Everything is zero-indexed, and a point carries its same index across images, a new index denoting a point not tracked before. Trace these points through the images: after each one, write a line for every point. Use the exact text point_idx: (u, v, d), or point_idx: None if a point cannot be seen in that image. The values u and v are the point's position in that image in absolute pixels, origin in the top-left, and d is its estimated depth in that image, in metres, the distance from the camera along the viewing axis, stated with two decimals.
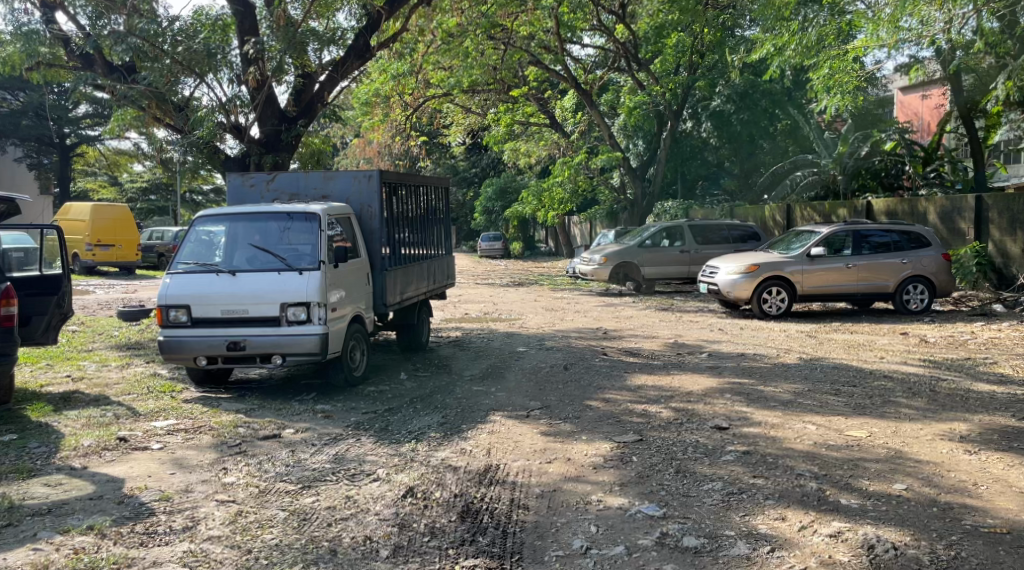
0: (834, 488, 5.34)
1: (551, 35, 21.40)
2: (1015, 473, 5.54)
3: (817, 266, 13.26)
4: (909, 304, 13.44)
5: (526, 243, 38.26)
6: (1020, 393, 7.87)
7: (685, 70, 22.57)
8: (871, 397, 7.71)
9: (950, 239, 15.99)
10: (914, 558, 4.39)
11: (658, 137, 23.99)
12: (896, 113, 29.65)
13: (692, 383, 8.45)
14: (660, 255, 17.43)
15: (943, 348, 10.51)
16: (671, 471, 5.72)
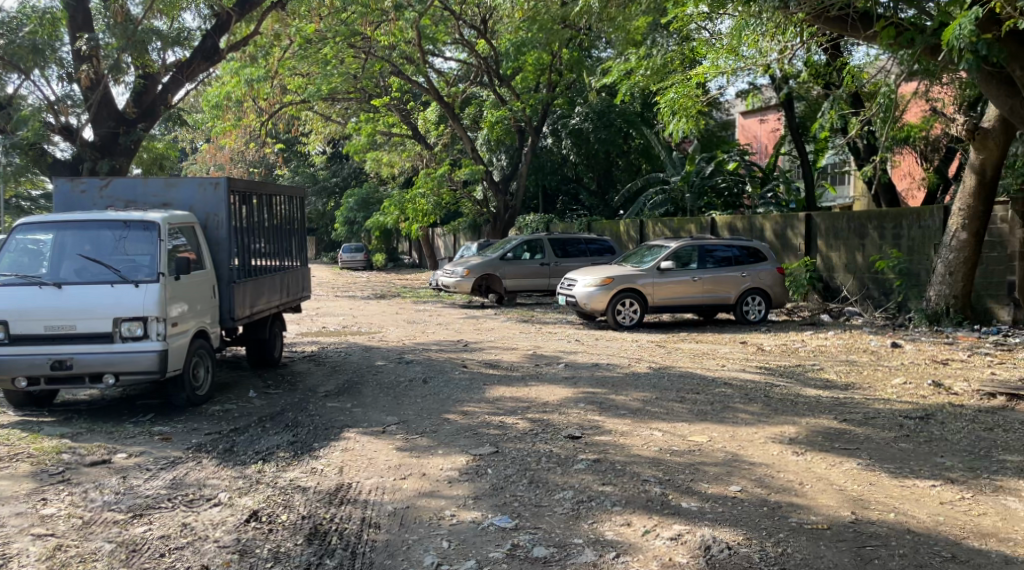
0: (676, 492, 5.56)
1: (412, 46, 20.90)
2: (837, 472, 5.93)
3: (667, 279, 13.82)
4: (748, 315, 14.23)
5: (389, 255, 37.95)
6: (843, 397, 8.49)
7: (545, 87, 23.07)
8: (713, 404, 8.10)
9: (784, 254, 17.10)
10: (745, 556, 4.62)
11: (520, 153, 24.43)
12: (737, 135, 31.57)
13: (548, 393, 8.60)
14: (520, 268, 17.66)
15: (777, 355, 11.20)
16: (524, 482, 5.78)
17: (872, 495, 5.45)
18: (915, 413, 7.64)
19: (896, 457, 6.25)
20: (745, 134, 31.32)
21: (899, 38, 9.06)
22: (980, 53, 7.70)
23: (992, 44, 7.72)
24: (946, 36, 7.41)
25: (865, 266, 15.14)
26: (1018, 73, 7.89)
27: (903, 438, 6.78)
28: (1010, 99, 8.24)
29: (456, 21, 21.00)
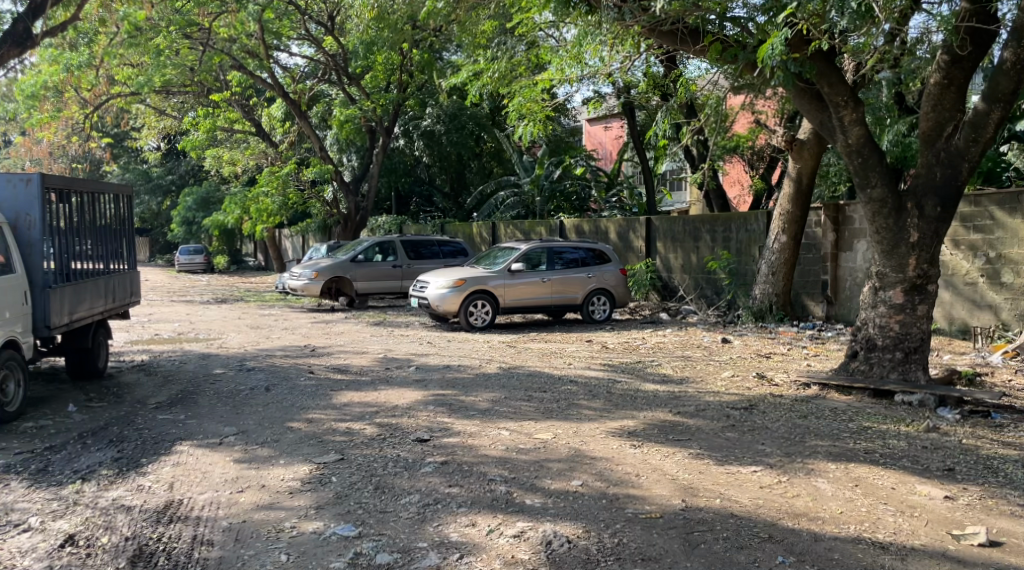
0: (520, 490, 5.63)
1: (255, 39, 20.18)
2: (671, 463, 6.20)
3: (517, 280, 13.99)
4: (594, 314, 14.67)
5: (231, 257, 36.47)
6: (679, 390, 8.89)
7: (395, 88, 22.78)
8: (558, 402, 8.28)
9: (626, 255, 17.77)
10: (584, 549, 4.74)
11: (371, 153, 24.16)
12: (584, 142, 32.48)
13: (397, 397, 8.51)
14: (373, 270, 17.40)
15: (620, 353, 11.60)
16: (370, 488, 5.69)
17: (701, 483, 5.74)
18: (740, 403, 8.11)
19: (723, 446, 6.62)
20: (591, 140, 32.32)
21: (724, 54, 9.68)
22: (792, 70, 8.33)
23: (802, 62, 8.36)
24: (761, 54, 7.96)
25: (698, 267, 15.98)
26: (826, 90, 8.52)
27: (730, 427, 7.17)
28: (819, 113, 8.85)
29: (302, 16, 20.70)
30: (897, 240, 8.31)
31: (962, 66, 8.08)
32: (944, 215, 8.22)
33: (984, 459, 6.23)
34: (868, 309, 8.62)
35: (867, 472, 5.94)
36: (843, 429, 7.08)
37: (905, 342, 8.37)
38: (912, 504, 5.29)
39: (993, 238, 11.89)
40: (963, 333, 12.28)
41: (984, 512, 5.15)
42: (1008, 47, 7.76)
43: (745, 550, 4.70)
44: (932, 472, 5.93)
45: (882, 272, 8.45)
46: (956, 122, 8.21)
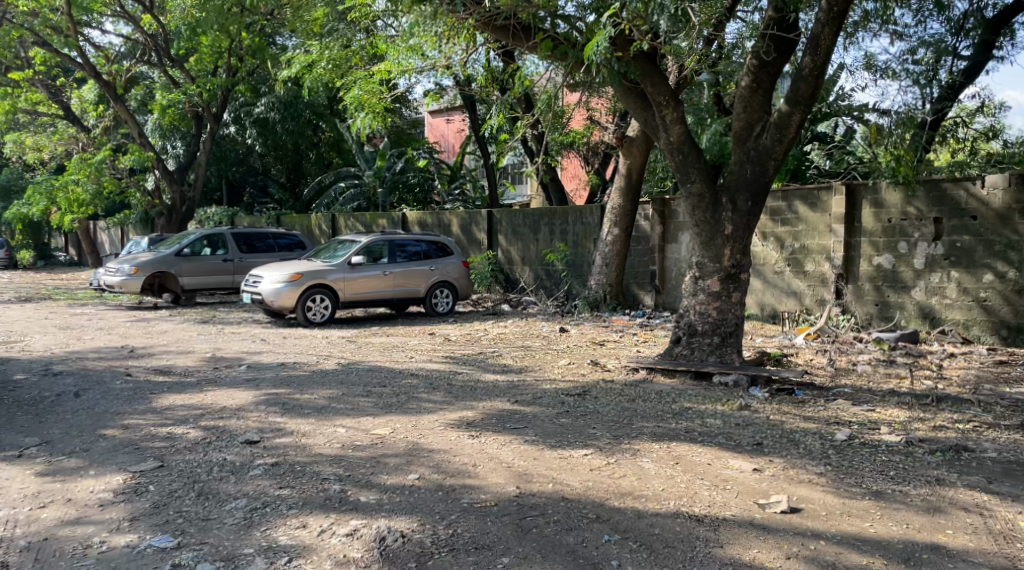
0: (355, 488, 5.53)
1: (62, 15, 18.84)
2: (506, 451, 6.29)
3: (358, 274, 13.70)
4: (437, 307, 14.66)
5: (38, 252, 33.66)
6: (517, 380, 9.04)
7: (223, 73, 21.65)
8: (397, 396, 8.20)
9: (468, 247, 17.88)
10: (418, 542, 4.73)
11: (198, 141, 23.05)
12: (426, 134, 32.35)
13: (226, 398, 8.15)
14: (200, 265, 16.56)
15: (461, 344, 11.64)
16: (192, 496, 5.42)
17: (535, 469, 5.85)
18: (574, 390, 8.34)
19: (557, 432, 6.79)
20: (433, 133, 32.24)
21: (555, 52, 9.88)
22: (617, 69, 8.61)
23: (627, 62, 8.64)
24: (587, 52, 8.17)
25: (538, 258, 16.35)
26: (649, 89, 8.88)
27: (564, 414, 7.36)
28: (643, 111, 9.20)
29: None
30: (714, 233, 8.81)
31: (768, 71, 8.67)
32: (754, 209, 8.79)
33: (789, 433, 6.72)
34: (689, 297, 9.07)
35: (686, 450, 6.26)
36: (667, 411, 7.42)
37: (722, 327, 8.90)
38: (726, 478, 5.64)
39: (798, 230, 12.83)
40: (773, 318, 13.21)
41: (787, 481, 5.56)
42: (807, 54, 8.38)
43: (574, 532, 4.84)
44: (743, 447, 6.33)
45: (701, 263, 8.91)
46: (764, 123, 8.80)
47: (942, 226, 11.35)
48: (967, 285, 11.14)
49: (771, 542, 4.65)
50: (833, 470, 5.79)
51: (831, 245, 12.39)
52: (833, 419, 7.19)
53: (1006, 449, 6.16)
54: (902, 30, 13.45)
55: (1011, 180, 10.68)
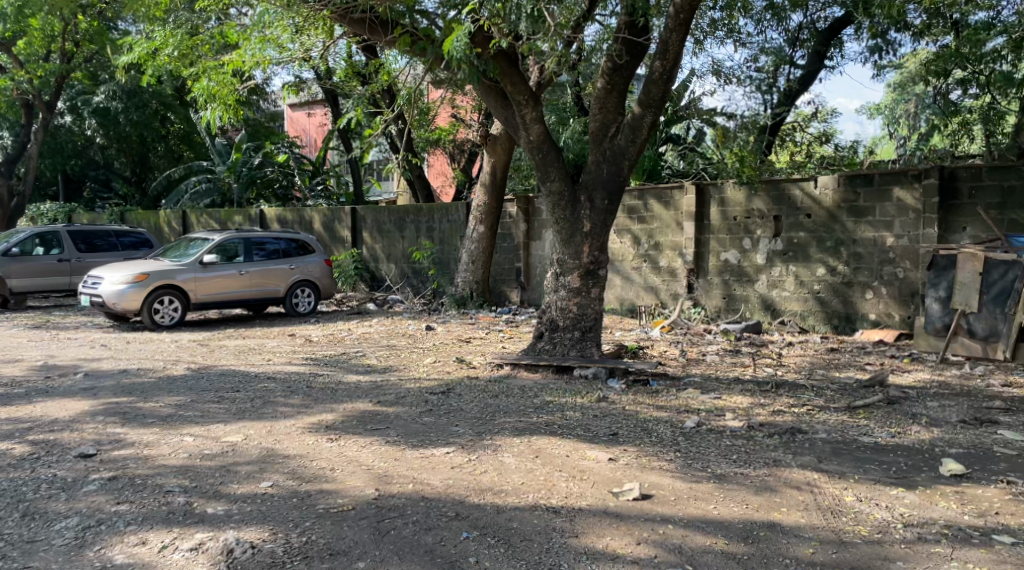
0: (202, 499, 5.32)
1: None
2: (366, 453, 6.22)
3: (210, 273, 13.16)
4: (298, 307, 14.31)
5: None
6: (380, 380, 8.94)
7: (58, 58, 20.18)
8: (252, 401, 7.95)
9: (330, 245, 17.55)
10: (268, 552, 4.59)
11: (29, 131, 21.49)
12: (286, 128, 31.51)
13: (59, 409, 7.65)
14: (31, 265, 15.48)
15: (323, 345, 11.41)
16: (16, 517, 5.06)
17: (394, 470, 5.80)
18: (438, 388, 8.34)
19: (418, 431, 6.76)
20: (294, 126, 31.45)
21: (414, 46, 9.72)
22: (477, 67, 8.57)
23: (486, 60, 8.64)
24: (446, 47, 8.05)
25: (403, 256, 16.25)
26: (509, 88, 8.93)
27: (427, 412, 7.35)
28: (504, 110, 9.27)
29: None
30: (573, 230, 9.01)
31: (621, 74, 8.92)
32: (611, 207, 9.06)
33: (642, 423, 6.97)
34: (551, 293, 9.24)
35: (546, 443, 6.38)
36: (530, 405, 7.55)
37: (581, 322, 9.12)
38: (583, 468, 5.78)
39: (654, 227, 13.30)
40: (631, 312, 13.66)
41: (640, 469, 5.76)
42: (657, 59, 8.69)
43: (432, 531, 4.83)
44: (600, 437, 6.51)
45: (561, 259, 9.10)
46: (618, 124, 9.06)
47: (781, 223, 12.07)
48: (803, 278, 11.89)
49: (624, 529, 4.79)
50: (682, 455, 6.05)
51: (683, 242, 12.93)
52: (683, 408, 7.52)
53: (836, 430, 6.63)
54: (746, 38, 14.20)
55: (840, 181, 11.47)
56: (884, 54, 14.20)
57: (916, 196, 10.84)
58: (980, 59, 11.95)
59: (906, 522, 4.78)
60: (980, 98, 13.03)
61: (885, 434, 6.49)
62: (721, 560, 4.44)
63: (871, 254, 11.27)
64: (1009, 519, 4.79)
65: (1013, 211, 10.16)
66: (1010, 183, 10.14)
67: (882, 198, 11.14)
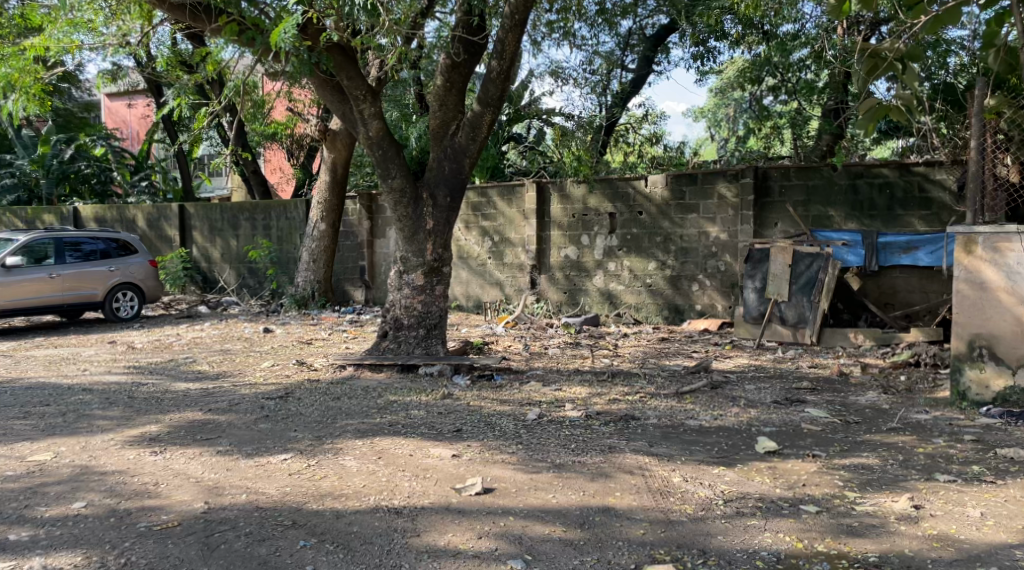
0: (4, 525, 4.93)
1: None
2: (194, 464, 5.95)
3: (16, 277, 12.15)
4: (119, 312, 13.51)
5: None
6: (211, 387, 8.58)
7: None
8: (64, 415, 7.42)
9: (158, 245, 16.67)
10: None
11: None
12: (103, 119, 29.46)
13: None
14: None
15: (149, 352, 10.82)
16: None
17: (226, 481, 5.58)
18: (275, 393, 8.10)
19: (253, 439, 6.54)
20: (112, 118, 29.48)
21: (241, 36, 9.24)
22: (309, 59, 8.23)
23: (321, 54, 8.32)
24: (273, 39, 7.73)
25: (238, 256, 15.68)
26: (346, 83, 8.70)
27: (263, 419, 7.12)
28: (341, 105, 9.06)
29: None
30: (416, 228, 8.97)
31: (460, 71, 8.93)
32: (453, 204, 9.11)
33: (485, 417, 7.06)
34: (394, 291, 9.17)
35: (389, 443, 6.34)
36: (372, 406, 7.47)
37: (426, 320, 9.10)
38: (426, 467, 5.77)
39: (497, 224, 13.49)
40: (477, 308, 13.81)
41: (482, 463, 5.83)
42: (495, 57, 8.75)
43: (266, 542, 4.69)
44: (443, 434, 6.54)
45: (404, 257, 9.05)
46: (458, 121, 9.12)
47: (617, 220, 12.53)
48: (638, 271, 12.40)
49: (465, 525, 4.83)
50: (523, 448, 6.17)
51: (526, 238, 13.17)
52: (525, 400, 7.68)
53: (666, 415, 6.97)
54: (581, 41, 14.63)
55: (669, 178, 12.04)
56: (706, 60, 14.96)
57: (734, 193, 11.55)
58: (789, 67, 13.48)
59: (726, 498, 5.10)
60: (790, 102, 14.36)
61: (709, 416, 6.89)
62: (559, 548, 4.56)
63: (698, 248, 11.91)
64: (815, 490, 5.19)
65: (817, 207, 10.98)
66: (813, 182, 10.97)
67: (705, 196, 11.79)
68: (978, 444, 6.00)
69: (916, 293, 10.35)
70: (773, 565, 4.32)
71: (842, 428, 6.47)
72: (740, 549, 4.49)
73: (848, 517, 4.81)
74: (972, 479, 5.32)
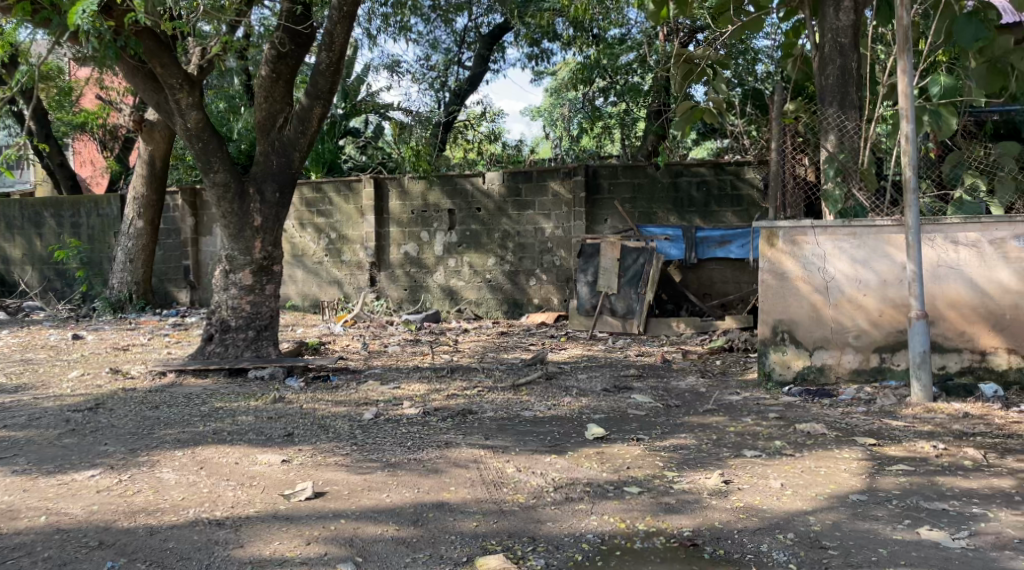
0: None
1: None
2: None
3: None
4: None
5: None
6: (9, 401, 7.89)
7: None
8: None
9: None
10: None
11: None
12: None
13: None
14: None
15: None
16: None
17: (24, 503, 5.16)
18: (85, 404, 7.57)
19: (57, 455, 6.08)
20: None
21: (36, 15, 8.52)
22: (115, 44, 7.69)
23: (129, 38, 7.80)
24: (67, 18, 7.10)
25: (45, 256, 14.57)
26: (159, 70, 8.25)
27: (69, 433, 6.63)
28: (156, 94, 8.56)
29: None
30: (241, 224, 8.64)
31: (286, 62, 8.62)
32: (282, 200, 8.85)
33: (318, 420, 6.90)
34: (220, 292, 8.79)
35: (213, 452, 6.07)
36: (195, 414, 7.13)
37: (256, 321, 8.79)
38: (252, 475, 5.57)
39: (333, 221, 13.22)
40: (313, 307, 13.47)
41: (313, 467, 5.69)
42: (323, 50, 8.51)
43: (69, 566, 4.38)
44: (273, 440, 6.34)
45: (230, 256, 8.69)
46: (286, 114, 8.82)
47: (455, 216, 12.59)
48: (477, 267, 12.52)
49: (291, 532, 4.70)
50: (357, 449, 6.08)
51: (363, 235, 12.99)
52: (361, 400, 7.57)
53: (501, 408, 7.07)
54: (417, 37, 14.58)
55: (504, 175, 12.21)
56: (540, 61, 15.32)
57: (567, 189, 11.87)
58: (617, 70, 13.83)
59: (557, 486, 5.23)
60: (618, 105, 14.47)
61: (543, 407, 7.05)
62: (391, 547, 4.53)
63: (533, 244, 12.18)
64: (638, 472, 5.43)
65: (643, 203, 11.48)
66: (639, 180, 11.45)
67: (540, 192, 12.05)
68: (781, 420, 6.47)
69: (730, 284, 11.02)
70: (597, 547, 4.48)
71: (664, 412, 6.80)
72: (567, 534, 4.62)
73: (667, 496, 5.05)
74: (775, 453, 5.72)
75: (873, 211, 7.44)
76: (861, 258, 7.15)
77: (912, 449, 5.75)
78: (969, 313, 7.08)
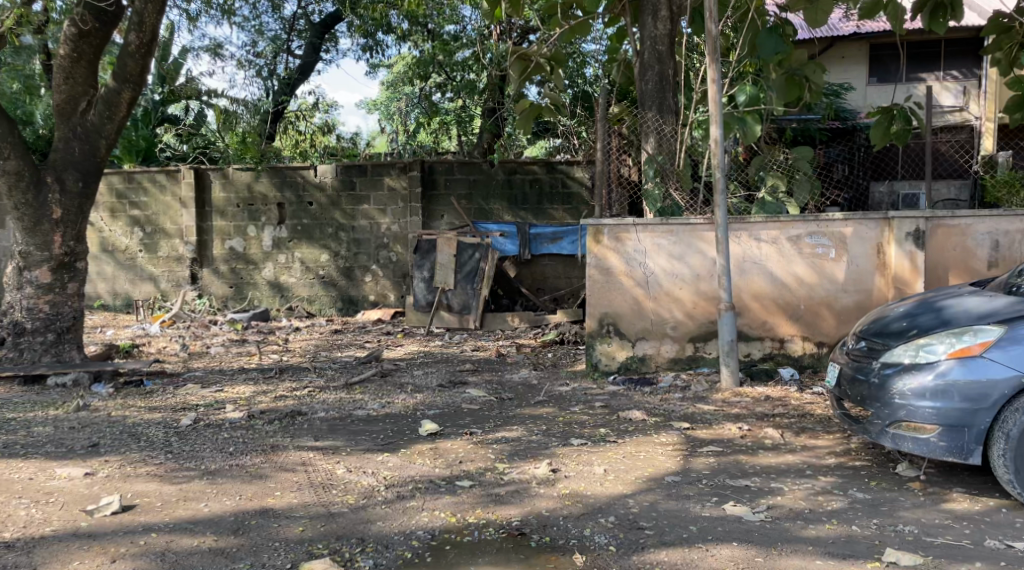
0: None
1: None
2: None
3: None
4: None
5: None
6: None
7: None
8: None
9: None
10: None
11: None
12: None
13: None
14: None
15: None
16: None
17: None
18: None
19: None
20: None
21: None
22: None
23: None
24: None
25: None
26: None
27: None
28: None
29: None
30: (38, 217, 7.94)
31: (89, 41, 7.95)
32: (86, 190, 8.22)
33: (129, 428, 6.46)
34: (13, 292, 8.06)
35: (3, 468, 5.53)
36: None
37: (56, 323, 8.12)
38: (48, 491, 5.13)
39: (150, 214, 12.46)
40: (127, 306, 12.64)
41: (121, 479, 5.31)
42: (132, 31, 7.94)
43: None
44: (74, 451, 5.87)
45: (25, 251, 7.98)
46: (89, 98, 8.18)
47: (285, 210, 12.16)
48: (309, 262, 12.16)
49: (94, 550, 4.36)
50: (172, 457, 5.73)
51: (184, 229, 12.33)
52: (179, 405, 7.16)
53: (333, 407, 6.89)
54: (242, 22, 13.96)
55: (338, 170, 11.91)
56: (375, 53, 15.04)
57: (403, 184, 11.75)
58: (453, 67, 14.12)
59: (388, 484, 5.15)
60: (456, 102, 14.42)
61: (376, 405, 6.93)
62: (207, 558, 4.30)
63: (369, 240, 11.97)
64: (471, 466, 5.44)
65: (476, 199, 11.55)
66: (473, 177, 11.51)
67: (376, 186, 11.85)
68: (605, 409, 6.67)
69: (561, 279, 11.36)
70: (426, 543, 4.44)
71: (496, 405, 6.86)
72: (396, 532, 4.55)
73: (495, 488, 5.08)
74: (599, 441, 5.89)
75: (687, 209, 7.84)
76: (677, 253, 7.50)
77: (722, 431, 6.09)
78: (769, 304, 7.60)
